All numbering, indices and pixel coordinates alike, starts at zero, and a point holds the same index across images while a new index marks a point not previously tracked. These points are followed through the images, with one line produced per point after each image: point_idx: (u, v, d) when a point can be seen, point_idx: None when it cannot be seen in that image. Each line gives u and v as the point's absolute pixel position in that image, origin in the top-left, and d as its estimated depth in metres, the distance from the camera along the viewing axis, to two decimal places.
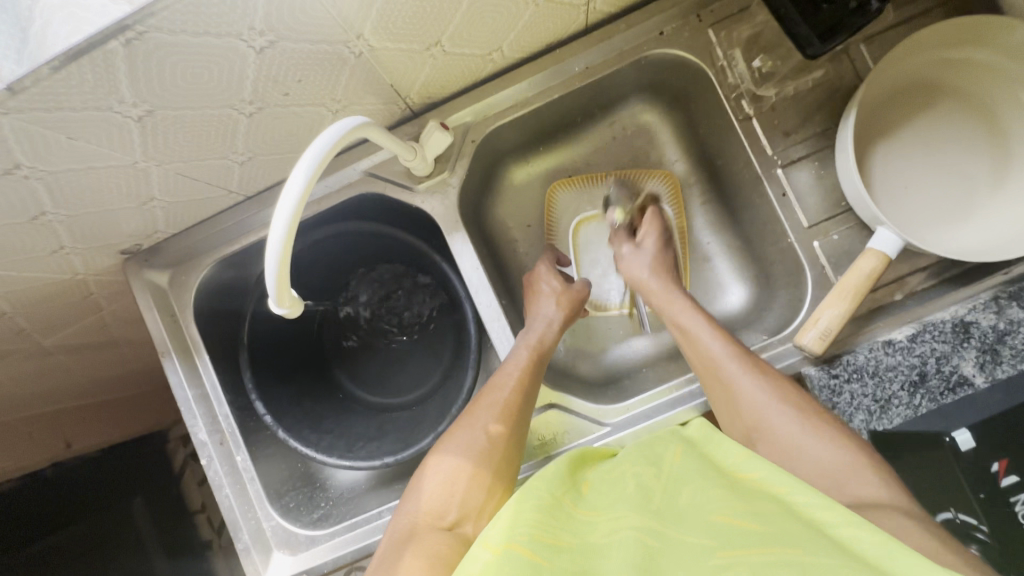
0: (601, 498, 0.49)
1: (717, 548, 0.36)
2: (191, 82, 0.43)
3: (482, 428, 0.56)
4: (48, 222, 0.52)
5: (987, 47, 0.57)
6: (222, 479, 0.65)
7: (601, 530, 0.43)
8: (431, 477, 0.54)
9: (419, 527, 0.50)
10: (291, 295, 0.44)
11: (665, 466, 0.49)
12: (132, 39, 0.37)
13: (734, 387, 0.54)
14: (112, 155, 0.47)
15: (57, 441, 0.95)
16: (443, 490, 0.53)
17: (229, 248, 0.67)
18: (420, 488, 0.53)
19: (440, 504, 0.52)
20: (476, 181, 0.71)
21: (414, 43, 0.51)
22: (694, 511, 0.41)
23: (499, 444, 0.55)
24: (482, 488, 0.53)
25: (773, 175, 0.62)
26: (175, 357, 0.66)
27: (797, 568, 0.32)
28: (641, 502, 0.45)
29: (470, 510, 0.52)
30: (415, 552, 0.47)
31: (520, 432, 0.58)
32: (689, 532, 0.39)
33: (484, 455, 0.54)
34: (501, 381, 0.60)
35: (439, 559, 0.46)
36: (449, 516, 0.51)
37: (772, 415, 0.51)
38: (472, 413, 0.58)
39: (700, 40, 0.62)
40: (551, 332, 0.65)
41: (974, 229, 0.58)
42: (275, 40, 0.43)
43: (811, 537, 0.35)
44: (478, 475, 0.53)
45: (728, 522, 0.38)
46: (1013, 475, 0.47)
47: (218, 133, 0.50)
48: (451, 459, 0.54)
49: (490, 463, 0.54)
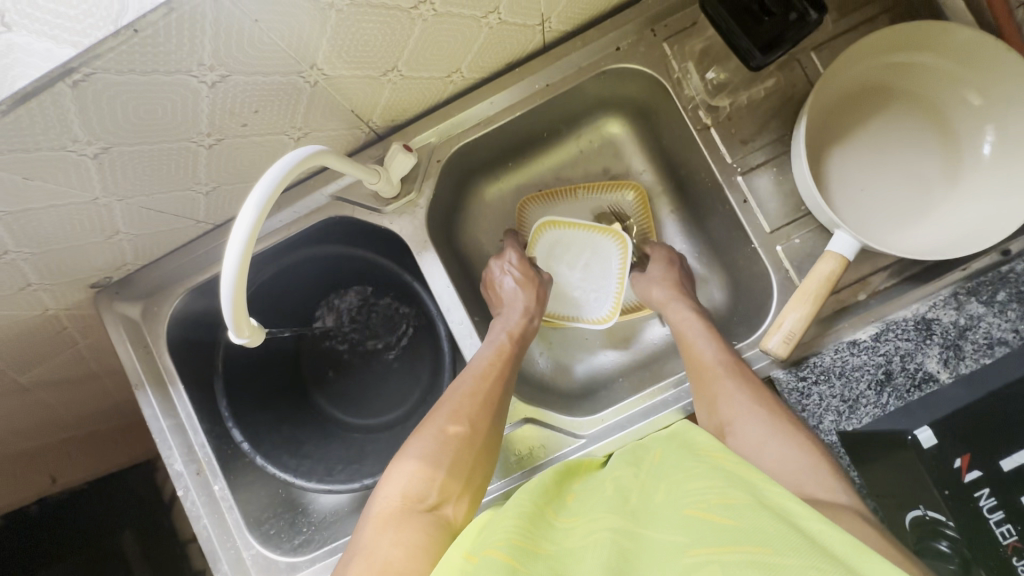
0: (581, 505, 0.48)
1: (689, 546, 0.37)
2: (147, 119, 0.44)
3: (437, 431, 0.56)
4: (13, 261, 0.53)
5: (929, 50, 0.58)
6: (199, 509, 0.65)
7: (578, 533, 0.44)
8: (408, 459, 0.55)
9: (396, 510, 0.51)
10: (251, 323, 0.44)
11: (645, 468, 0.50)
12: (80, 81, 0.38)
13: (719, 392, 0.56)
14: (73, 193, 0.48)
15: (42, 478, 0.96)
16: (423, 474, 0.53)
17: (200, 276, 0.67)
18: (397, 474, 0.54)
19: (421, 487, 0.53)
20: (445, 200, 0.72)
21: (369, 70, 0.52)
22: (669, 508, 0.43)
23: (479, 435, 0.57)
24: (463, 472, 0.55)
25: (733, 182, 0.63)
26: (149, 389, 0.66)
27: (764, 568, 0.33)
28: (618, 504, 0.45)
29: (450, 493, 0.54)
30: (396, 538, 0.48)
31: (495, 428, 0.59)
32: (663, 531, 0.40)
33: (465, 441, 0.56)
34: (482, 371, 0.60)
35: (419, 547, 0.48)
36: (430, 498, 0.52)
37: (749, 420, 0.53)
38: (451, 404, 0.58)
39: (654, 53, 0.63)
40: (530, 324, 0.68)
41: (930, 226, 0.59)
42: (227, 74, 0.43)
43: (776, 525, 0.36)
44: (455, 467, 0.54)
45: (700, 518, 0.39)
46: (976, 470, 0.47)
47: (179, 165, 0.51)
48: (424, 453, 0.55)
49: (470, 457, 0.55)
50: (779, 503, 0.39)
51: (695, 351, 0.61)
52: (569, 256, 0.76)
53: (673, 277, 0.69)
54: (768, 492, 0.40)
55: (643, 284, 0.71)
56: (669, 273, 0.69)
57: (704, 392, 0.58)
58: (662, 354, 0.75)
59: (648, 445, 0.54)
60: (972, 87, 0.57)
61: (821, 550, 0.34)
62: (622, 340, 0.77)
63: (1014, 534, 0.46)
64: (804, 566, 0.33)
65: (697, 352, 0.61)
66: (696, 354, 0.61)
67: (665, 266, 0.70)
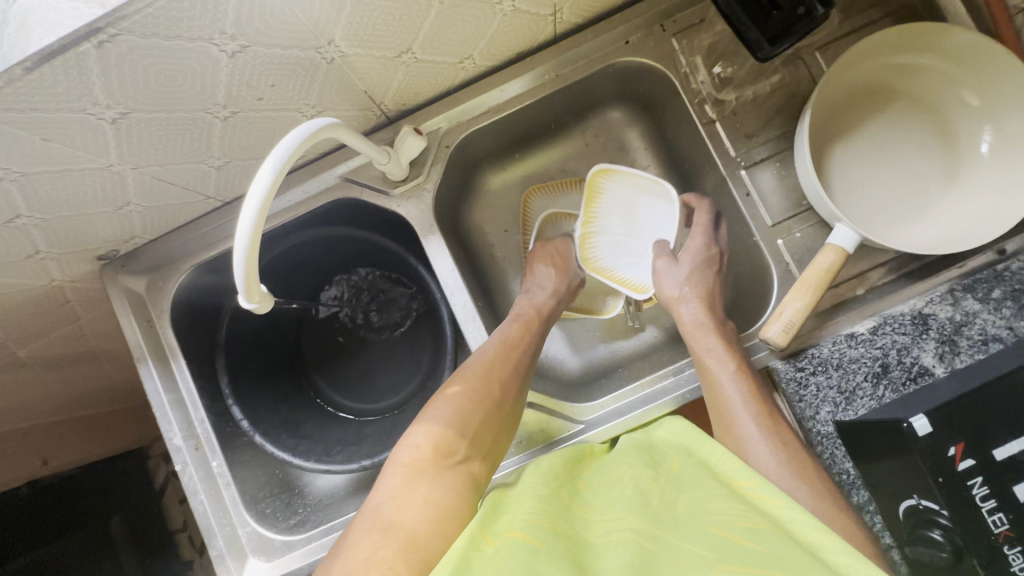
0: (598, 496, 0.49)
1: (715, 560, 0.37)
2: (166, 86, 0.44)
3: (448, 397, 0.57)
4: (23, 225, 0.53)
5: (930, 52, 0.59)
6: (197, 484, 0.65)
7: (597, 529, 0.45)
8: (441, 416, 0.56)
9: (427, 461, 0.53)
10: (261, 289, 0.45)
11: (663, 474, 0.49)
12: (105, 41, 0.39)
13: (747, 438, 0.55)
14: (88, 158, 0.48)
15: (32, 458, 0.94)
16: (453, 431, 0.55)
17: (207, 253, 0.67)
18: (430, 424, 0.56)
19: (452, 443, 0.54)
20: (452, 186, 0.73)
21: (384, 50, 0.52)
22: (690, 520, 0.43)
23: (505, 404, 0.58)
24: (490, 432, 0.57)
25: (736, 176, 0.64)
26: (151, 363, 0.66)
27: None
28: (638, 504, 0.45)
29: (476, 451, 0.56)
30: (430, 493, 0.50)
31: (517, 402, 0.60)
32: (684, 539, 0.41)
33: (495, 402, 0.57)
34: (488, 358, 0.60)
35: (451, 504, 0.50)
36: (459, 453, 0.54)
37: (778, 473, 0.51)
38: (480, 372, 0.59)
39: (663, 48, 0.64)
40: (546, 307, 0.69)
41: (929, 224, 0.60)
42: (247, 44, 0.44)
43: (804, 559, 0.36)
44: (484, 427, 0.56)
45: (724, 537, 0.39)
46: (970, 458, 0.47)
47: (193, 136, 0.51)
48: (454, 407, 0.56)
49: (496, 420, 0.57)
50: (808, 537, 0.39)
51: (721, 394, 0.58)
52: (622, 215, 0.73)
53: (702, 285, 0.65)
54: (789, 517, 0.41)
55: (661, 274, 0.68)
56: (702, 274, 0.65)
57: (732, 437, 0.56)
58: (659, 346, 0.76)
59: (663, 450, 0.53)
60: (970, 87, 0.59)
61: None
62: (622, 332, 0.78)
63: (1006, 522, 0.46)
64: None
65: (720, 390, 0.58)
66: (718, 390, 0.58)
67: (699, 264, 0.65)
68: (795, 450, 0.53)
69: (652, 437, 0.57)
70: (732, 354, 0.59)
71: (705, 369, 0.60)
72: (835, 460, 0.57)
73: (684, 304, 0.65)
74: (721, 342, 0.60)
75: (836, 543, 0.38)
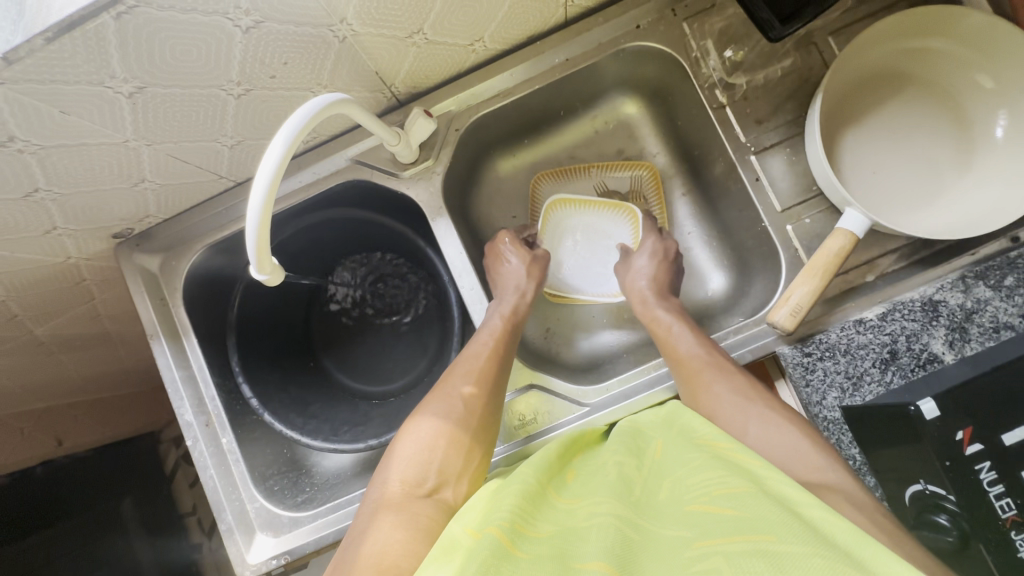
0: (581, 485, 0.49)
1: (694, 539, 0.37)
2: (181, 61, 0.45)
3: (457, 394, 0.57)
4: (41, 200, 0.54)
5: (944, 36, 0.59)
6: (207, 459, 0.66)
7: (579, 515, 0.44)
8: (410, 443, 0.55)
9: (396, 497, 0.50)
10: (272, 262, 0.45)
11: (646, 462, 0.50)
12: (123, 13, 0.39)
13: (704, 382, 0.56)
14: (105, 132, 0.49)
15: (48, 439, 0.94)
16: (420, 461, 0.53)
17: (219, 234, 0.68)
18: (398, 458, 0.54)
19: (418, 473, 0.52)
20: (461, 171, 0.73)
21: (395, 30, 0.53)
22: (672, 501, 0.43)
23: (473, 416, 0.57)
24: (459, 453, 0.54)
25: (746, 161, 0.64)
26: (164, 340, 0.67)
27: (770, 557, 0.33)
28: (620, 490, 0.45)
29: (448, 477, 0.53)
30: (396, 521, 0.47)
31: (490, 415, 0.58)
32: (665, 525, 0.41)
33: (462, 421, 0.56)
34: (474, 353, 0.61)
35: (420, 528, 0.47)
36: (428, 483, 0.52)
37: (735, 414, 0.54)
38: (444, 396, 0.58)
39: (674, 32, 0.64)
40: (523, 304, 0.66)
41: (941, 210, 0.60)
42: (261, 20, 0.45)
43: (784, 518, 0.36)
44: (452, 447, 0.54)
45: (704, 513, 0.40)
46: (978, 442, 0.47)
47: (207, 114, 0.52)
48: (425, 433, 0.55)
49: (464, 441, 0.55)
50: (787, 496, 0.39)
51: (676, 348, 0.61)
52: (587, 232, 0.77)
53: (658, 273, 0.69)
54: (770, 481, 0.41)
55: (624, 272, 0.72)
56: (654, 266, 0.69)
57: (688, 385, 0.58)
58: None
59: (649, 434, 0.54)
60: (985, 71, 0.58)
61: (832, 547, 0.33)
62: (628, 318, 0.78)
63: (1013, 508, 0.46)
64: (809, 554, 0.33)
65: (676, 344, 0.61)
66: (674, 347, 0.61)
67: (650, 256, 0.70)
68: (749, 392, 0.55)
69: (637, 421, 0.58)
70: (688, 326, 0.63)
71: (664, 328, 0.64)
72: (842, 444, 0.58)
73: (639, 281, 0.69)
74: (672, 317, 0.64)
75: (814, 502, 0.38)
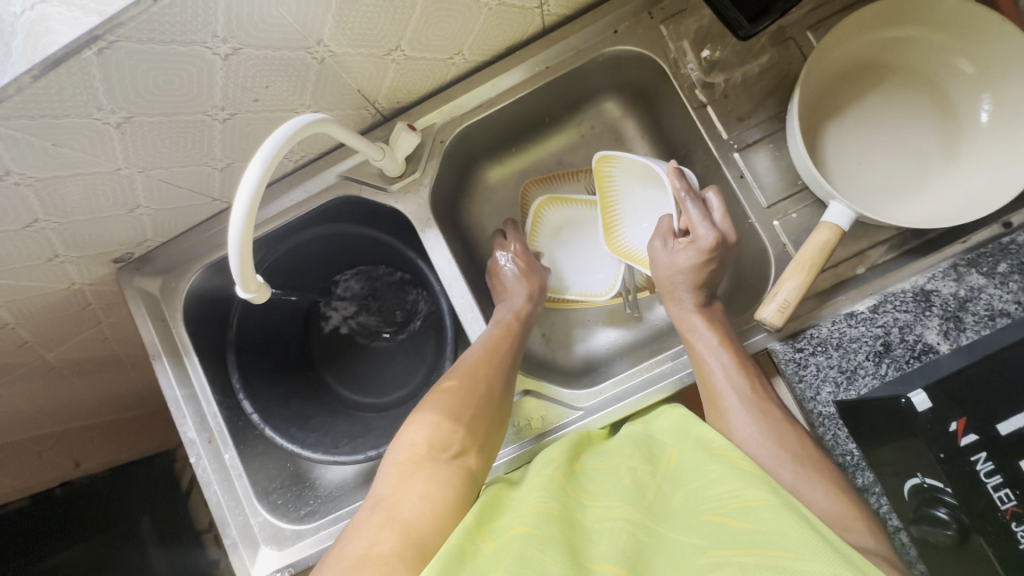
0: (592, 482, 0.50)
1: (708, 547, 0.38)
2: (165, 90, 0.47)
3: (437, 390, 0.58)
4: (41, 229, 0.56)
5: (921, 24, 0.59)
6: (210, 475, 0.67)
7: (592, 514, 0.45)
8: (432, 410, 0.56)
9: (423, 455, 0.52)
10: (257, 279, 0.47)
11: (660, 469, 0.50)
12: (104, 48, 0.41)
13: (730, 417, 0.55)
14: (97, 162, 0.51)
15: (65, 461, 0.98)
16: (445, 427, 0.54)
17: (215, 254, 0.70)
18: (419, 424, 0.55)
19: (444, 438, 0.53)
20: (450, 182, 0.75)
21: (372, 49, 0.54)
22: (685, 511, 0.43)
23: (494, 395, 0.58)
24: (478, 427, 0.56)
25: (730, 159, 0.64)
26: (165, 359, 0.69)
27: (785, 571, 0.33)
28: (633, 495, 0.46)
29: (470, 445, 0.55)
30: (424, 491, 0.49)
31: (506, 392, 0.59)
32: (681, 531, 0.41)
33: (478, 399, 0.57)
34: (489, 341, 0.61)
35: (444, 501, 0.49)
36: (453, 448, 0.53)
37: (764, 457, 0.51)
38: (444, 408, 0.56)
39: (651, 34, 0.64)
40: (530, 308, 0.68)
41: (931, 199, 0.59)
42: (239, 47, 0.46)
43: (800, 531, 0.36)
44: (473, 421, 0.55)
45: (719, 523, 0.40)
46: (972, 433, 0.45)
47: (196, 139, 0.54)
48: (438, 410, 0.55)
49: (484, 411, 0.57)
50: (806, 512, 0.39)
51: (707, 369, 0.58)
52: (637, 184, 0.72)
53: (697, 274, 0.62)
54: (787, 494, 0.41)
55: (664, 259, 0.65)
56: (693, 267, 0.62)
57: (716, 413, 0.57)
58: (661, 334, 0.76)
59: (663, 442, 0.54)
60: (965, 55, 0.58)
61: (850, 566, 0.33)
62: (623, 320, 0.78)
63: (1012, 499, 0.44)
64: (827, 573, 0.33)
65: (709, 371, 0.58)
66: (706, 371, 0.58)
67: (697, 256, 0.61)
68: (793, 444, 0.51)
69: (648, 429, 0.57)
70: (726, 345, 0.58)
71: (698, 353, 0.60)
72: (838, 441, 0.56)
73: (678, 289, 0.63)
74: (718, 337, 0.59)
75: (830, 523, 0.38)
